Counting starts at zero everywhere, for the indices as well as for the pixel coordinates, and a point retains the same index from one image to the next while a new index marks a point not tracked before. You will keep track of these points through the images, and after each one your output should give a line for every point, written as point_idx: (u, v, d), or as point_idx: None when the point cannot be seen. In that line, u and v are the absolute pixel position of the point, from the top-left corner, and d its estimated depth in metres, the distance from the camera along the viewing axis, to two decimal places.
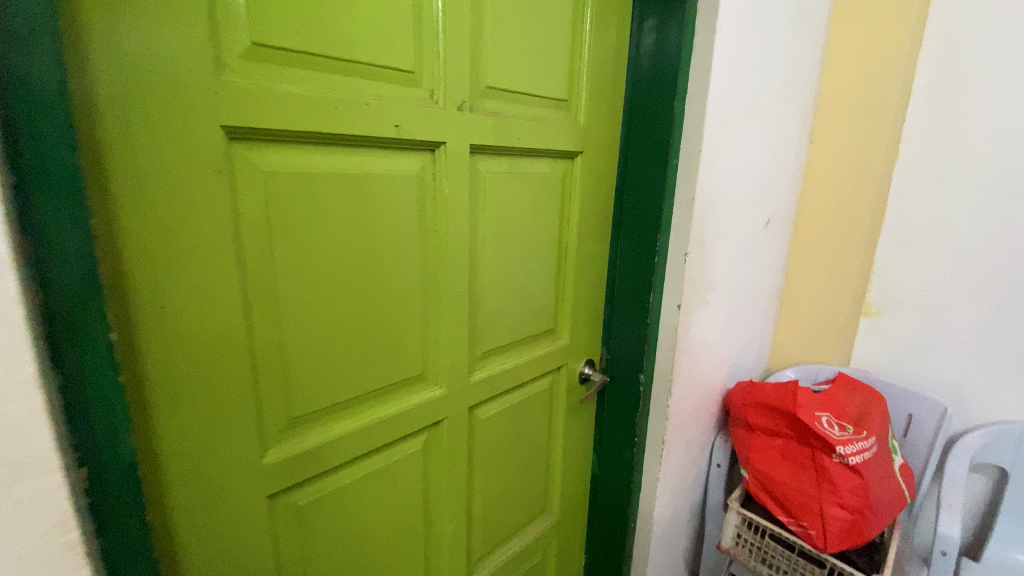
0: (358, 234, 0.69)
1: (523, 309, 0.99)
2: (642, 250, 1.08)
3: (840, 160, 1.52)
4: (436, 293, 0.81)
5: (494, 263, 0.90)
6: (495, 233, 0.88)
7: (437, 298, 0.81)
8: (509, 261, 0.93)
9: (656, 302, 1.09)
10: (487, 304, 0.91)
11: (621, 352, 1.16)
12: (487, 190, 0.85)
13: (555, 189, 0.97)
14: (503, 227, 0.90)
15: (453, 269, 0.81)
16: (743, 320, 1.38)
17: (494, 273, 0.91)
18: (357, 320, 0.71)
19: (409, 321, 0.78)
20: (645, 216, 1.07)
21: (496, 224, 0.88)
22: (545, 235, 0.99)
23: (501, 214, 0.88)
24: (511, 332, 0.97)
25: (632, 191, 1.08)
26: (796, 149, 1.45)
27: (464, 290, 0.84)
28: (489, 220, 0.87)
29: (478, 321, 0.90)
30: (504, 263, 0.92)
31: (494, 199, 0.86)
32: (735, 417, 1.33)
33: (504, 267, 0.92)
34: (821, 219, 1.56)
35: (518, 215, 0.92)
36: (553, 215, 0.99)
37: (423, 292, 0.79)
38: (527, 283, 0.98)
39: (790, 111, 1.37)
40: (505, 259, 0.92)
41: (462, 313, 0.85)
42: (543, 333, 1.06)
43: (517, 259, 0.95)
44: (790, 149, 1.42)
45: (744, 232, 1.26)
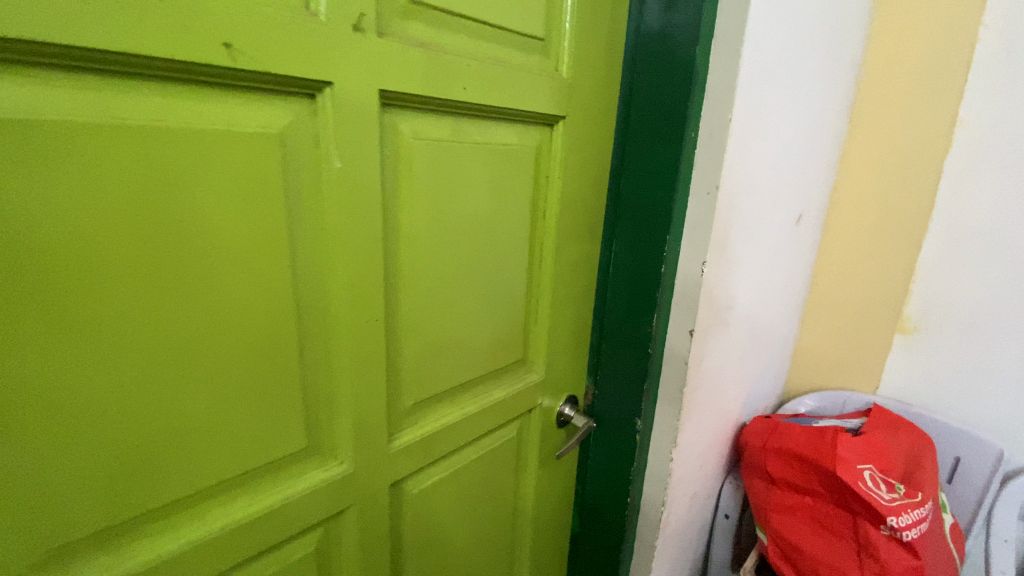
0: (164, 242, 0.41)
1: (475, 339, 0.71)
2: (644, 257, 0.80)
3: (886, 145, 1.24)
4: (327, 326, 0.53)
5: (429, 277, 0.62)
6: (430, 233, 0.60)
7: (329, 333, 0.54)
8: (454, 274, 0.65)
9: (660, 329, 0.81)
10: (420, 337, 0.63)
11: (611, 390, 0.89)
12: (415, 167, 0.56)
13: (525, 171, 0.69)
14: (443, 225, 0.61)
15: (354, 291, 0.53)
16: (764, 340, 1.11)
17: (429, 291, 0.62)
18: (170, 379, 0.44)
19: (279, 371, 0.51)
20: (648, 211, 0.78)
21: (429, 221, 0.59)
22: (509, 238, 0.70)
23: (439, 206, 0.60)
24: (458, 371, 0.69)
25: (632, 177, 0.80)
26: (835, 127, 1.13)
27: (375, 320, 0.56)
28: (420, 213, 0.58)
29: (404, 361, 0.62)
30: (445, 275, 0.63)
31: (427, 182, 0.57)
32: (752, 462, 1.07)
33: (445, 282, 0.64)
34: (859, 218, 1.29)
35: (467, 206, 0.63)
36: (523, 208, 0.70)
37: (299, 326, 0.51)
38: (482, 302, 0.70)
39: (835, 76, 1.06)
40: (447, 272, 0.63)
41: (372, 354, 0.57)
42: (507, 369, 0.78)
43: (467, 271, 0.66)
44: (829, 128, 1.10)
45: (771, 232, 0.97)
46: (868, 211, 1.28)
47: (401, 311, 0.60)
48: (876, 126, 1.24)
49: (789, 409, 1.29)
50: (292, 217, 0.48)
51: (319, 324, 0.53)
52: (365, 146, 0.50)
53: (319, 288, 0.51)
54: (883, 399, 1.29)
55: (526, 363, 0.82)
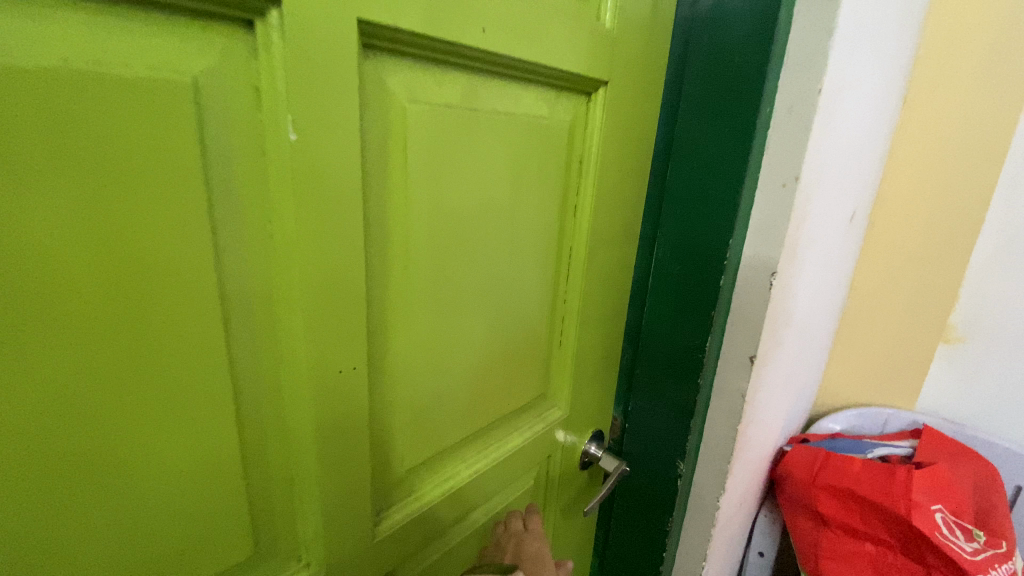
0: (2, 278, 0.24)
1: (485, 377, 0.54)
2: (694, 266, 0.64)
3: (947, 130, 1.04)
4: (280, 380, 0.36)
5: (426, 302, 0.44)
6: (429, 241, 0.42)
7: (284, 389, 0.37)
8: (461, 295, 0.47)
9: (711, 356, 0.65)
10: (414, 383, 0.46)
11: (645, 425, 0.73)
12: (409, 146, 0.38)
13: (555, 155, 0.52)
14: (447, 229, 0.43)
15: (321, 330, 0.36)
16: (809, 357, 0.96)
17: (426, 320, 0.45)
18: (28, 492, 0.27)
19: (216, 452, 0.34)
20: (702, 208, 0.62)
21: (428, 224, 0.42)
22: (531, 244, 0.53)
23: (441, 204, 0.42)
24: (462, 419, 0.53)
25: (681, 164, 0.63)
26: (893, 105, 0.94)
27: (351, 369, 0.39)
28: (415, 213, 0.40)
29: (391, 417, 0.45)
30: (449, 297, 0.46)
31: (426, 169, 0.40)
32: (795, 498, 0.92)
33: (450, 307, 0.47)
34: (907, 215, 1.10)
35: (480, 203, 0.45)
36: (550, 205, 0.53)
37: (241, 385, 0.35)
38: (495, 330, 0.53)
39: (907, 47, 0.89)
40: (451, 293, 0.46)
41: (347, 417, 0.40)
42: (521, 409, 0.61)
43: (477, 290, 0.49)
44: (889, 105, 0.90)
45: (833, 232, 0.81)
46: (920, 208, 1.09)
47: (386, 350, 0.43)
48: (933, 106, 1.03)
49: (821, 429, 1.14)
50: (219, 221, 0.31)
51: (268, 378, 0.36)
52: (336, 111, 0.32)
53: (266, 327, 0.34)
54: (931, 418, 1.14)
55: (546, 397, 0.65)
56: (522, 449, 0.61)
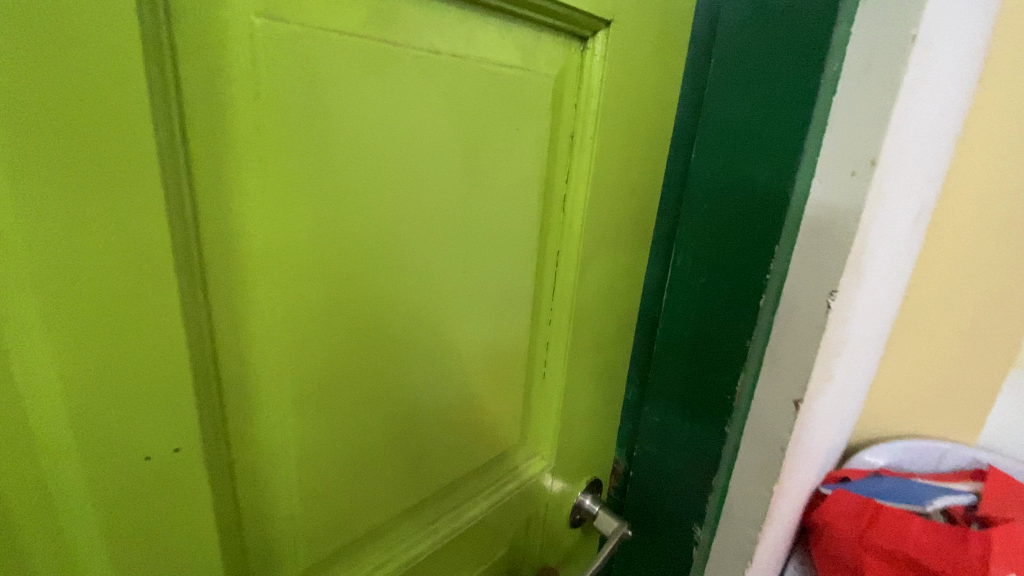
0: None
1: (434, 432, 0.39)
2: (726, 282, 0.48)
3: None
4: (46, 508, 0.21)
5: (332, 339, 0.29)
6: (327, 250, 0.27)
7: (60, 518, 0.21)
8: (390, 327, 0.32)
9: (744, 400, 0.49)
10: (312, 452, 0.31)
11: (653, 475, 0.58)
12: (267, 96, 0.23)
13: (532, 124, 0.36)
14: (356, 230, 0.28)
15: (107, 405, 0.21)
16: (856, 386, 0.78)
17: (327, 367, 0.30)
18: None
19: None
20: (739, 204, 0.46)
21: (316, 222, 0.26)
22: (499, 249, 0.38)
23: (340, 191, 0.27)
24: (393, 493, 0.37)
25: (716, 146, 0.47)
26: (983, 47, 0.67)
27: (169, 453, 0.23)
28: (296, 207, 0.26)
29: (265, 507, 0.30)
30: (368, 331, 0.31)
31: (307, 136, 0.25)
32: (833, 554, 0.76)
33: (369, 343, 0.32)
34: (987, 202, 0.83)
35: (411, 192, 0.30)
36: (526, 195, 0.38)
37: None
38: (448, 368, 0.38)
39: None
40: (376, 324, 0.31)
41: (181, 528, 0.25)
42: (488, 463, 0.46)
43: (417, 316, 0.34)
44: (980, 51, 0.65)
45: (906, 233, 0.63)
46: (1004, 193, 0.82)
47: (258, 413, 0.28)
48: None
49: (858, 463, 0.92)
50: None
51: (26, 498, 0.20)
52: (89, 23, 0.18)
53: (8, 424, 0.19)
54: (998, 457, 0.92)
55: (524, 444, 0.50)
56: (487, 517, 0.46)
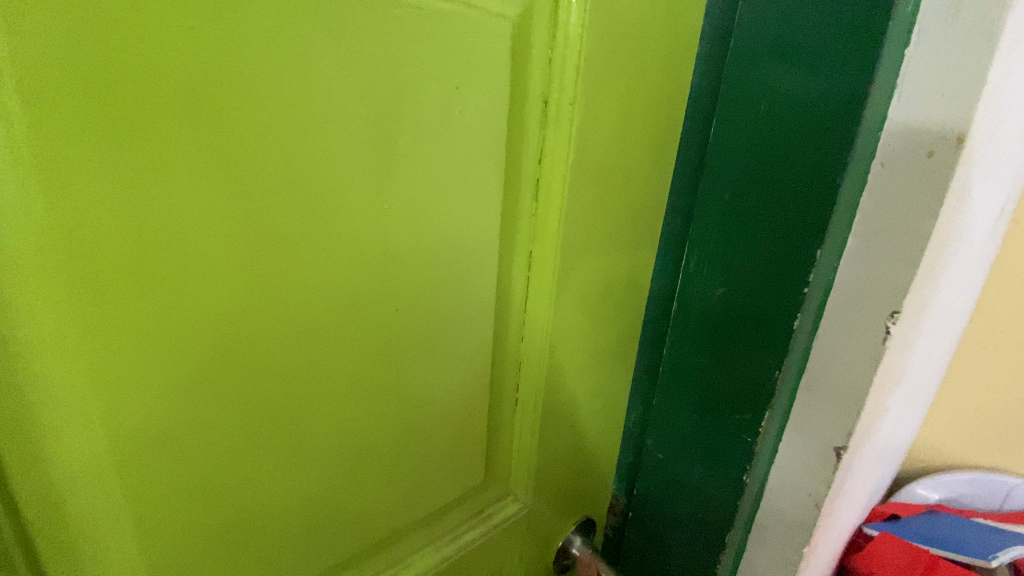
0: None
1: (354, 469, 0.31)
2: (752, 294, 0.38)
3: None
4: None
5: (179, 353, 0.23)
6: (150, 238, 0.21)
7: None
8: (269, 343, 0.25)
9: (770, 443, 0.39)
10: (162, 493, 0.24)
11: (656, 518, 0.48)
12: (1, 14, 0.16)
13: (479, 82, 0.27)
14: (194, 212, 0.21)
15: None
16: (915, 415, 0.66)
17: (173, 390, 0.23)
18: None
19: None
20: (768, 194, 0.36)
21: (126, 200, 0.20)
22: (434, 245, 0.29)
23: (163, 159, 0.20)
24: (298, 537, 0.30)
25: (743, 120, 0.36)
26: None
27: None
28: (92, 181, 0.19)
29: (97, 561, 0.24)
30: (240, 344, 0.25)
31: (93, 82, 0.18)
32: None
33: (240, 359, 0.25)
34: None
35: (283, 170, 0.23)
36: (475, 177, 0.29)
37: None
38: (370, 393, 0.30)
39: None
40: (246, 336, 0.25)
41: None
42: (444, 505, 0.38)
43: (310, 328, 0.26)
44: None
45: (994, 232, 0.50)
46: None
47: (66, 449, 0.22)
48: None
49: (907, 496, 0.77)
50: None
51: None
52: None
53: None
54: None
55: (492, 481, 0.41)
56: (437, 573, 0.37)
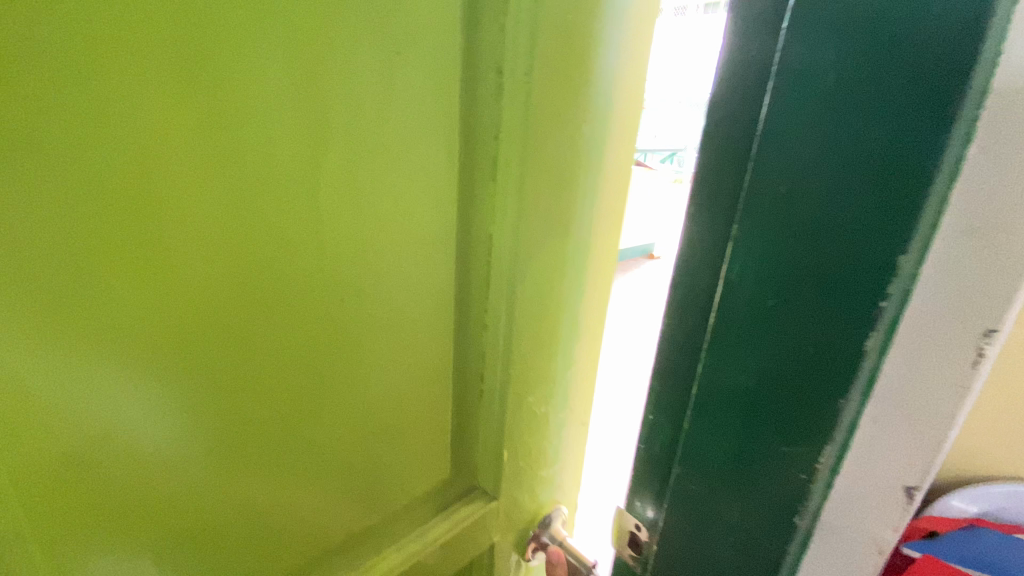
0: None
1: (284, 458, 0.36)
2: (810, 305, 0.31)
3: None
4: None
5: (125, 355, 0.27)
6: (154, 162, 0.25)
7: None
8: (258, 253, 0.30)
9: (823, 482, 0.33)
10: (116, 490, 0.29)
11: (688, 566, 0.41)
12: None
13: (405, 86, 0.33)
14: (196, 139, 0.26)
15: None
16: None
17: (124, 351, 0.27)
18: None
19: None
20: (836, 183, 0.29)
21: (144, 130, 0.25)
22: (357, 231, 0.34)
23: (123, 132, 0.24)
24: (240, 525, 0.35)
25: (798, 96, 0.29)
26: None
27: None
28: (36, 187, 0.22)
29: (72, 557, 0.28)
30: (175, 334, 0.28)
31: (32, 83, 0.21)
32: None
33: (183, 361, 0.29)
34: None
35: (276, 114, 0.28)
36: (398, 160, 0.34)
37: None
38: (293, 391, 0.34)
39: None
40: (190, 325, 0.29)
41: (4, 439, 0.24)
42: (374, 485, 0.42)
43: (279, 248, 0.31)
44: None
45: None
46: None
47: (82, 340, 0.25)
48: None
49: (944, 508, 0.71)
50: None
51: None
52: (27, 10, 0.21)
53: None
54: None
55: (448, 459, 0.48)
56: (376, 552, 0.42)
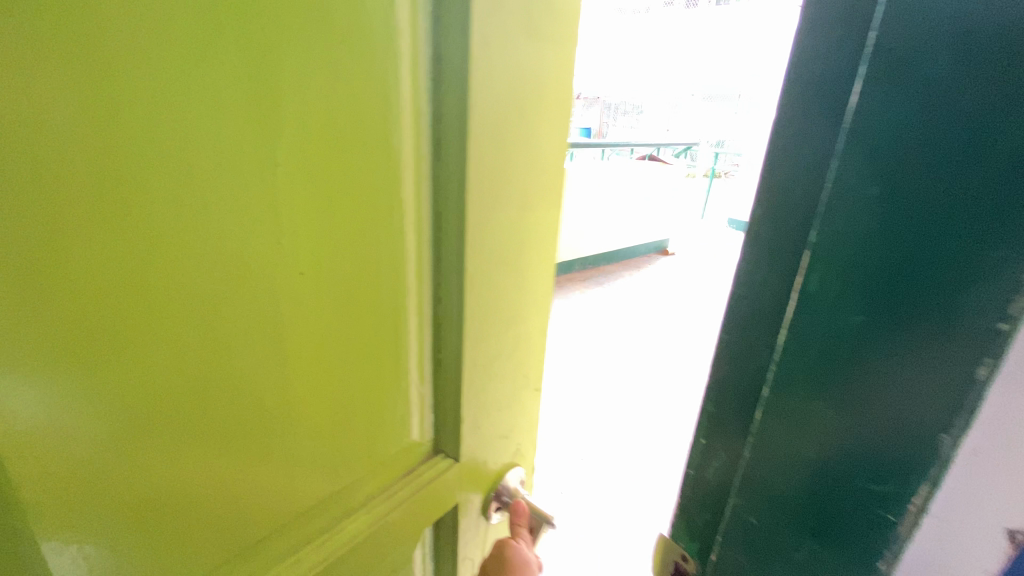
0: None
1: (453, 262, 0.25)
2: (916, 301, 0.21)
3: None
4: None
5: (162, 152, 0.15)
6: (211, 235, 0.16)
7: None
8: (321, 328, 0.21)
9: (914, 528, 0.24)
10: (171, 433, 0.17)
11: None
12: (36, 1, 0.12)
13: (376, 17, 0.19)
14: (250, 210, 0.17)
15: None
16: None
17: (177, 476, 0.18)
18: None
19: None
20: (966, 117, 0.19)
21: (193, 204, 0.16)
22: (506, 97, 0.24)
23: (153, 199, 0.15)
24: (339, 451, 0.24)
25: (947, 8, 0.19)
26: None
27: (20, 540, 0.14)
28: (50, 285, 0.13)
29: None
30: (195, 341, 0.17)
31: (42, 134, 0.12)
32: None
33: (224, 234, 0.17)
34: None
35: (311, 174, 0.19)
36: (375, 118, 0.20)
37: None
38: (482, 178, 0.24)
39: None
40: (239, 429, 0.19)
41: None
42: (527, 353, 0.33)
43: (335, 323, 0.21)
44: None
45: None
46: None
47: (115, 490, 0.16)
48: None
49: None
50: None
51: None
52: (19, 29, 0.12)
53: None
54: None
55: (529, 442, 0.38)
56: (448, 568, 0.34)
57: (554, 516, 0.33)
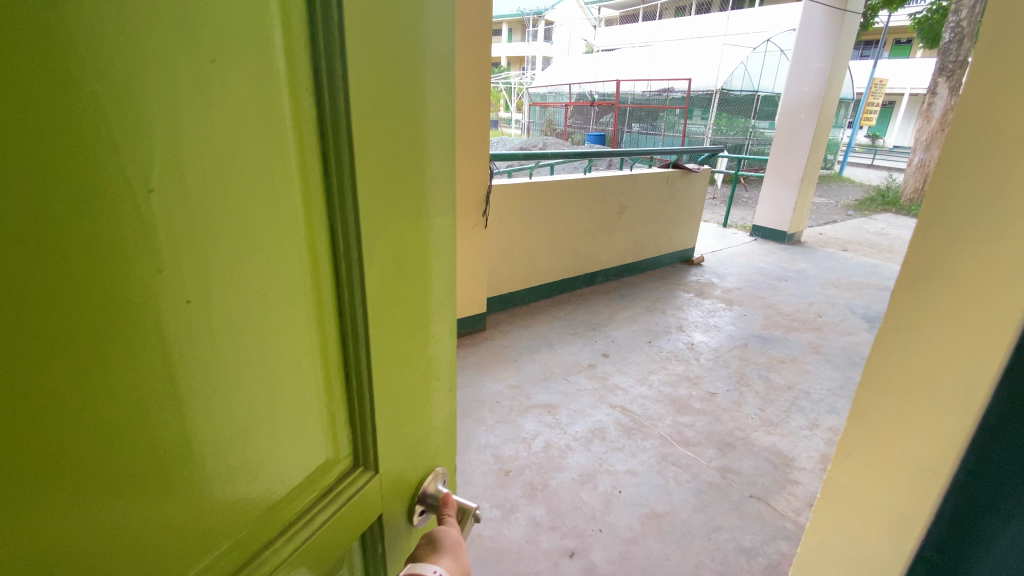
0: None
1: (353, 271, 0.26)
2: None
3: None
4: None
5: (53, 197, 0.13)
6: (103, 280, 0.15)
7: None
8: (225, 359, 0.20)
9: None
10: (57, 497, 0.15)
11: None
12: None
13: (249, 38, 0.18)
14: (141, 248, 0.16)
15: None
16: None
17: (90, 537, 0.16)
18: None
19: None
20: None
21: (84, 248, 0.14)
22: (383, 102, 0.25)
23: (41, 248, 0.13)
24: (251, 480, 0.23)
25: None
26: None
27: None
28: None
29: None
30: (97, 393, 0.16)
31: None
32: None
33: (99, 270, 0.15)
34: None
35: (197, 203, 0.18)
36: (260, 143, 0.20)
37: None
38: (369, 185, 0.25)
39: None
40: (155, 476, 0.18)
41: None
42: (429, 345, 0.35)
43: (239, 352, 0.21)
44: None
45: (958, 145, 0.46)
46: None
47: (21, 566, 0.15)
48: None
49: None
50: None
51: None
52: None
53: None
54: None
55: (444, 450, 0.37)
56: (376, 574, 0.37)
57: (479, 508, 0.37)
